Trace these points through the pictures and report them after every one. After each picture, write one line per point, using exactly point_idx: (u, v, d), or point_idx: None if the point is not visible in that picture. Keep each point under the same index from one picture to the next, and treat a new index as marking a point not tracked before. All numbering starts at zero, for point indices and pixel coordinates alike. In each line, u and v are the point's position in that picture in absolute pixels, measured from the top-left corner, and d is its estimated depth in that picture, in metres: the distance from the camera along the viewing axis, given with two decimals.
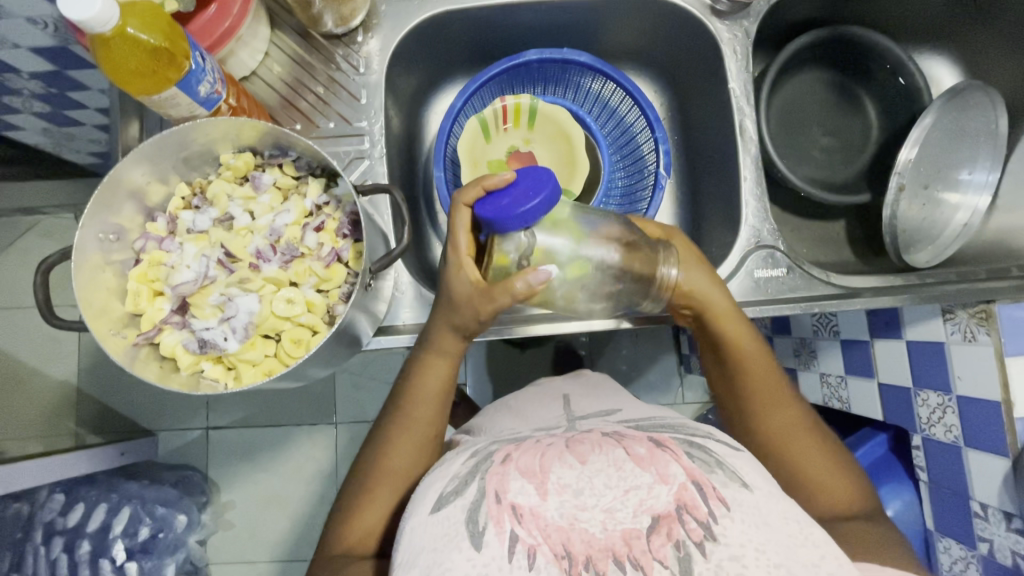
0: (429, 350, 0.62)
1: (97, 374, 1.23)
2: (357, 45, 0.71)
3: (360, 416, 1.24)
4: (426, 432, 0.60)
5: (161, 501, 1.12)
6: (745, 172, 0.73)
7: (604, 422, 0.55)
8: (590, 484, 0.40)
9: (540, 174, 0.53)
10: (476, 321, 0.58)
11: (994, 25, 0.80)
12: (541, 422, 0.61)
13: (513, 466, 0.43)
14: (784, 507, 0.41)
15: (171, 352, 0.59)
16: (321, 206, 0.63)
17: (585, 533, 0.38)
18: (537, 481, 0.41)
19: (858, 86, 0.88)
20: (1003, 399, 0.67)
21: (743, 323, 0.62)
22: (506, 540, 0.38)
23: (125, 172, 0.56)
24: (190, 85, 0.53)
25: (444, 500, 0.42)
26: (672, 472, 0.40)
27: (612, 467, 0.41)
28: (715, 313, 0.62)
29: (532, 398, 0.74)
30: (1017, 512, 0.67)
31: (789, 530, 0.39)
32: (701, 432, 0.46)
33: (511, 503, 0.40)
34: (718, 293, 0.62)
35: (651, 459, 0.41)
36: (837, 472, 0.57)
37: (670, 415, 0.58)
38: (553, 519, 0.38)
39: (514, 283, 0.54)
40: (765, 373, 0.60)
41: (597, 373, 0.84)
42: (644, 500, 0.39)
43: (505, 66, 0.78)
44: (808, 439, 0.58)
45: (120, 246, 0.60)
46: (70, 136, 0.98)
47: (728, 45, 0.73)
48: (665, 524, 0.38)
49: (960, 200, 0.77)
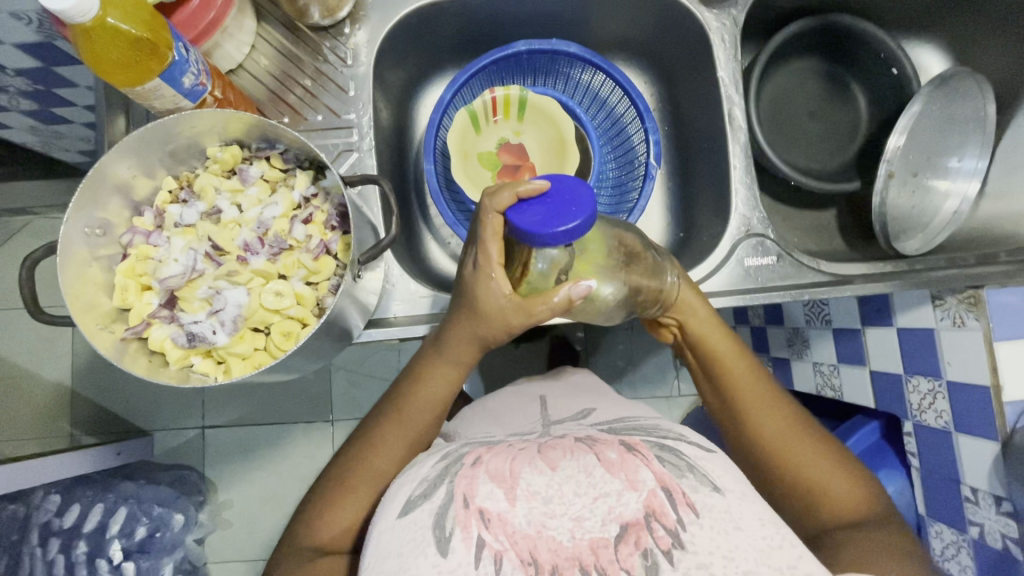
0: (440, 359, 0.61)
1: (91, 374, 1.23)
2: (344, 37, 0.70)
3: (356, 412, 1.24)
4: (419, 426, 0.61)
5: (158, 500, 1.14)
6: (735, 160, 0.73)
7: (579, 426, 0.58)
8: (560, 491, 0.43)
9: (577, 189, 0.51)
10: (505, 334, 0.57)
11: (983, 11, 0.80)
12: (517, 427, 0.63)
13: (483, 469, 0.46)
14: (758, 509, 0.44)
15: (161, 346, 0.59)
16: (309, 199, 0.62)
17: (552, 541, 0.41)
18: (507, 487, 0.44)
19: (847, 74, 0.88)
20: (993, 384, 0.68)
21: (724, 332, 0.63)
22: (472, 546, 0.41)
23: (111, 167, 0.55)
24: (173, 76, 0.53)
25: (412, 503, 0.46)
26: (641, 479, 0.44)
27: (582, 474, 0.44)
28: (696, 324, 0.63)
29: (510, 399, 0.76)
30: (1007, 495, 0.68)
31: (760, 532, 0.43)
32: (673, 436, 0.50)
33: (478, 508, 0.43)
34: (698, 303, 0.63)
35: (621, 465, 0.45)
36: (837, 477, 0.56)
37: (641, 415, 0.62)
38: (521, 526, 0.42)
39: (554, 296, 0.53)
40: (752, 379, 0.61)
41: (580, 372, 0.86)
42: (614, 508, 0.42)
43: (494, 57, 0.78)
44: (802, 443, 0.58)
45: (107, 240, 0.59)
46: (59, 134, 0.97)
47: (717, 34, 0.73)
48: (633, 532, 0.41)
49: (949, 188, 0.78)
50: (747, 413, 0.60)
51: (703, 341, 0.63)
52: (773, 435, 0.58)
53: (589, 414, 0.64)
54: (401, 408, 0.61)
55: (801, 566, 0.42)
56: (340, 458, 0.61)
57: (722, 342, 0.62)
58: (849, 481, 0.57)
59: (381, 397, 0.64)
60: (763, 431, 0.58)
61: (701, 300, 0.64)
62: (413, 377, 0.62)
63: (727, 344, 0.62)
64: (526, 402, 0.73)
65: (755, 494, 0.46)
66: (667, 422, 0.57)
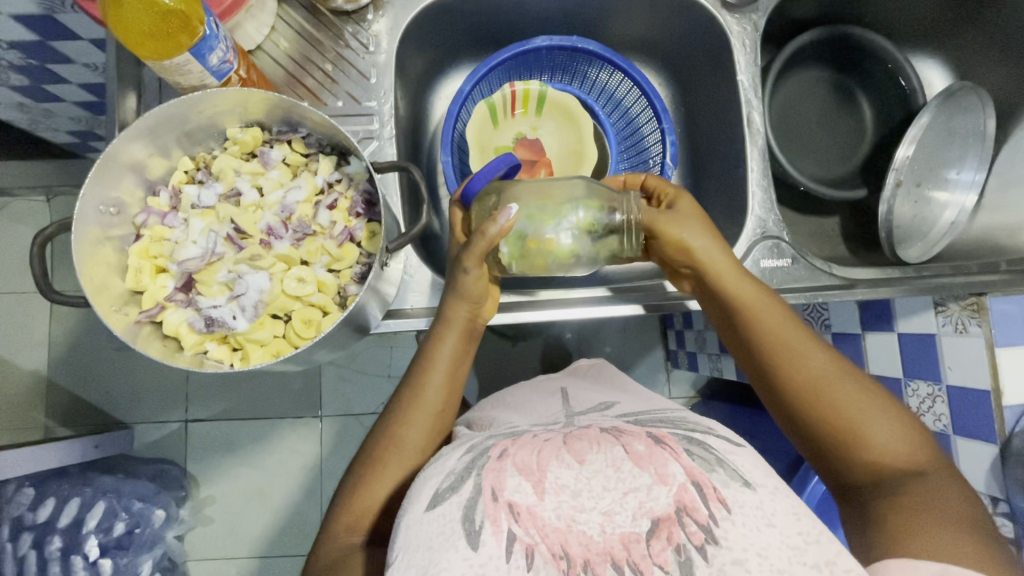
0: (442, 325, 0.63)
1: (71, 363, 1.18)
2: (367, 23, 0.69)
3: (348, 408, 1.21)
4: (437, 404, 0.61)
5: (137, 496, 1.08)
6: (752, 163, 0.74)
7: (604, 417, 0.55)
8: (589, 485, 0.41)
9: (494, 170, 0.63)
10: (462, 271, 0.58)
11: (984, 29, 0.83)
12: (539, 417, 0.61)
13: (509, 462, 0.44)
14: (791, 502, 0.42)
15: (176, 331, 0.57)
16: (332, 184, 0.61)
17: (583, 536, 0.39)
18: (534, 480, 0.42)
19: (854, 84, 0.90)
20: (993, 388, 0.70)
21: (748, 278, 0.60)
22: (503, 540, 0.40)
23: (126, 146, 0.53)
24: (202, 53, 0.51)
25: (439, 497, 0.43)
26: (672, 473, 0.42)
27: (610, 468, 0.42)
28: (715, 273, 0.60)
29: (528, 392, 0.74)
30: (1003, 496, 0.71)
31: (799, 528, 0.40)
32: (700, 428, 0.48)
33: (507, 501, 0.41)
34: (719, 251, 0.60)
35: (650, 458, 0.43)
36: (884, 422, 0.54)
37: (668, 407, 0.59)
38: (551, 520, 0.40)
39: (486, 228, 0.54)
40: (780, 323, 0.58)
41: (596, 361, 0.85)
42: (644, 502, 0.40)
43: (514, 51, 0.77)
44: (848, 388, 0.55)
45: (121, 220, 0.58)
46: (49, 113, 0.93)
47: (738, 38, 0.74)
48: (664, 528, 0.40)
49: (948, 199, 0.80)
50: (774, 368, 0.58)
51: (723, 288, 0.60)
52: (808, 386, 0.56)
53: (612, 406, 0.62)
54: (417, 395, 0.61)
55: (839, 562, 0.40)
56: (365, 446, 0.61)
57: (746, 286, 0.59)
58: (895, 428, 0.54)
59: (396, 388, 0.63)
60: (793, 384, 0.56)
61: (720, 245, 0.61)
62: (421, 356, 0.63)
63: (755, 289, 0.59)
64: (545, 393, 0.71)
65: (787, 487, 0.44)
66: (693, 413, 0.54)
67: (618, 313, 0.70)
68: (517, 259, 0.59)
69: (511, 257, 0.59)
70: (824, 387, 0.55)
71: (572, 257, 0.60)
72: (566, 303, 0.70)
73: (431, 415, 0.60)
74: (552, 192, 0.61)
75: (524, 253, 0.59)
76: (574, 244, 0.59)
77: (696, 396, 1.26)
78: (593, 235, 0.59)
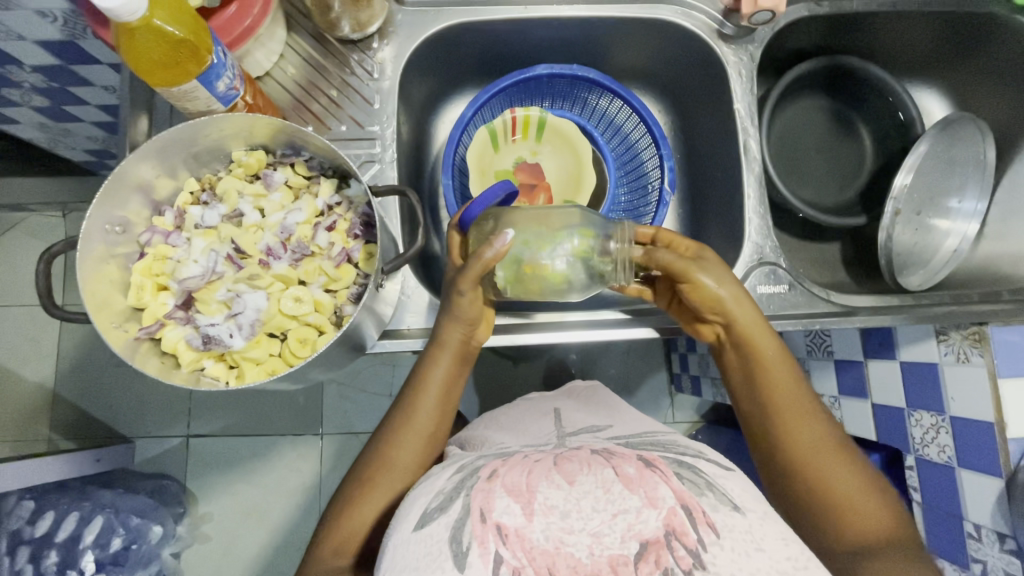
0: (438, 347, 0.62)
1: (77, 377, 1.19)
2: (372, 51, 0.72)
3: (348, 426, 1.21)
4: (429, 425, 0.61)
5: (136, 510, 1.08)
6: (750, 190, 0.75)
7: (594, 440, 0.55)
8: (578, 506, 0.40)
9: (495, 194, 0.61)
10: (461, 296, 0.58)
11: (978, 62, 0.84)
12: (532, 437, 0.60)
13: (499, 483, 0.43)
14: (780, 528, 0.42)
15: (174, 348, 0.59)
16: (332, 207, 0.63)
17: (571, 558, 0.38)
18: (524, 501, 0.41)
19: (853, 112, 0.91)
20: (996, 420, 0.69)
21: (772, 334, 0.60)
22: (490, 563, 0.39)
23: (133, 167, 0.55)
24: (209, 80, 0.54)
25: (428, 517, 0.43)
26: (661, 496, 0.41)
27: (600, 490, 0.41)
28: (740, 324, 0.59)
29: (523, 411, 0.74)
30: (1011, 532, 0.68)
31: (789, 555, 0.40)
32: (691, 452, 0.47)
33: (495, 523, 0.40)
34: (749, 304, 0.60)
35: (641, 481, 0.42)
36: (868, 499, 0.54)
37: (660, 431, 0.59)
38: (539, 542, 0.39)
39: (483, 254, 0.55)
40: (792, 383, 0.59)
41: (591, 383, 0.84)
42: (633, 525, 0.39)
43: (516, 79, 0.79)
44: (838, 458, 0.56)
45: (126, 238, 0.59)
46: (67, 132, 0.96)
47: (734, 68, 0.76)
48: (653, 551, 0.39)
49: (949, 227, 0.79)
50: (781, 423, 0.58)
51: (749, 339, 0.59)
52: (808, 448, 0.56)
53: (605, 428, 0.61)
54: (409, 416, 0.61)
55: None
56: (356, 466, 0.61)
57: (769, 340, 0.59)
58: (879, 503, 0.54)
59: (390, 406, 0.64)
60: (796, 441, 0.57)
61: (751, 301, 0.60)
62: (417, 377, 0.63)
63: (776, 347, 0.59)
64: (539, 414, 0.71)
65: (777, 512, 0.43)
66: (684, 437, 0.54)
67: (616, 336, 0.70)
68: (512, 283, 0.60)
69: (507, 280, 0.60)
70: (824, 450, 0.56)
71: (564, 282, 0.59)
72: (562, 326, 0.70)
73: (423, 437, 0.60)
74: (543, 218, 0.61)
75: (519, 277, 0.60)
76: (567, 270, 0.59)
77: (699, 422, 1.24)
78: (587, 261, 0.59)
